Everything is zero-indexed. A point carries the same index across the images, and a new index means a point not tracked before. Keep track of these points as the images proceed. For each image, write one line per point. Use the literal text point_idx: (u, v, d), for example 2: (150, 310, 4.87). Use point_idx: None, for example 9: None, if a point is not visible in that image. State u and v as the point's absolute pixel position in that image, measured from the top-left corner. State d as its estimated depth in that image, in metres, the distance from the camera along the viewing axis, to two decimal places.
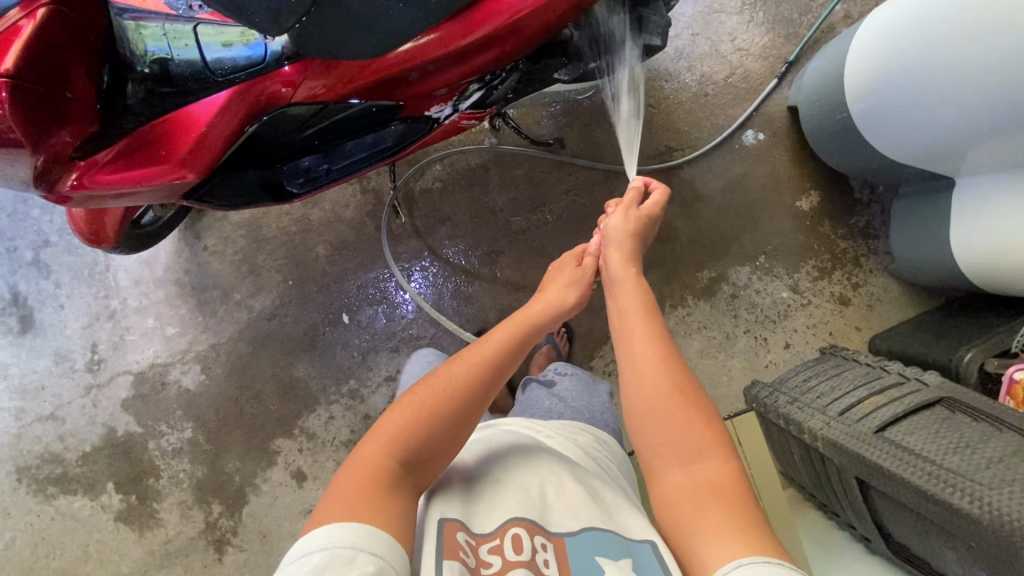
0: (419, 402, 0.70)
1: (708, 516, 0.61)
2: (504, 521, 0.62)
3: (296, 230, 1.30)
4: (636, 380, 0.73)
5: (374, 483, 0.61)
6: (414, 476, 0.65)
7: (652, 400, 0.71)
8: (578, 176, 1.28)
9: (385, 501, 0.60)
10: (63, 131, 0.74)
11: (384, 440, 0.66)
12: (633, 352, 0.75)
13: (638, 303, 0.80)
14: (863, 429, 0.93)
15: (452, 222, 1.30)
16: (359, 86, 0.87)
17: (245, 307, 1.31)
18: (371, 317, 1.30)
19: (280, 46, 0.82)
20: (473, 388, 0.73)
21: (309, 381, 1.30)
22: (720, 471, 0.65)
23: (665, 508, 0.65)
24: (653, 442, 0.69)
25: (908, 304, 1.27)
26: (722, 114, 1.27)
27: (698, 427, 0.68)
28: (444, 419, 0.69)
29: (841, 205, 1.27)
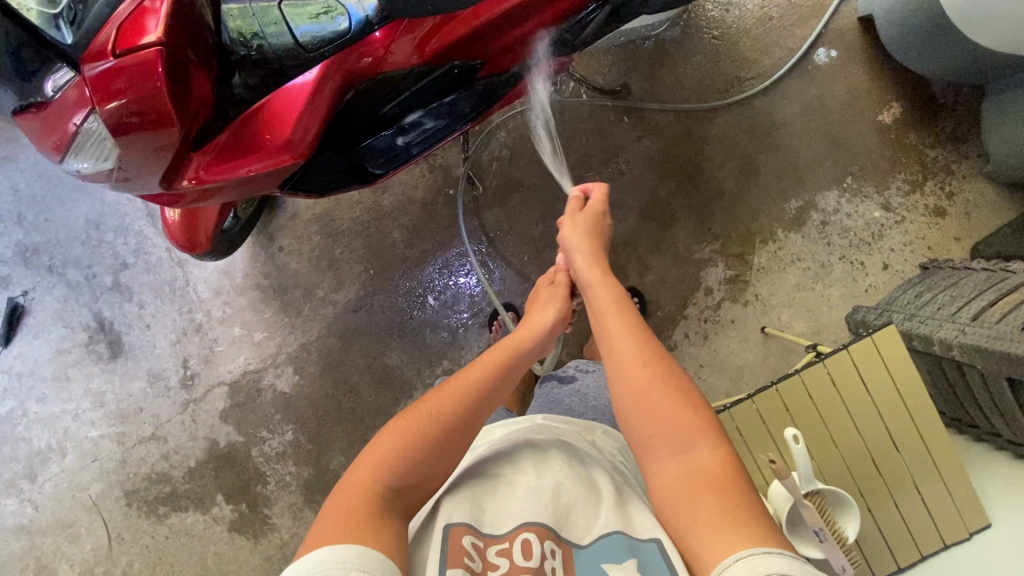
0: (405, 425, 0.68)
1: (706, 507, 0.61)
2: (515, 525, 0.62)
3: (370, 218, 1.29)
4: (619, 377, 0.74)
5: (364, 507, 0.60)
6: (404, 501, 0.64)
7: (637, 395, 0.71)
8: (649, 121, 1.24)
9: (376, 525, 0.59)
10: (195, 118, 0.72)
11: (373, 465, 0.65)
12: (614, 352, 0.76)
13: (615, 307, 0.80)
14: (1005, 328, 0.90)
15: (525, 187, 1.28)
16: (445, 44, 0.84)
17: (330, 302, 1.30)
18: (458, 295, 1.29)
19: (369, 10, 0.80)
20: (460, 410, 0.71)
21: (404, 367, 1.29)
22: (712, 460, 0.65)
23: (667, 501, 0.65)
24: (644, 436, 0.70)
25: (1007, 206, 1.22)
26: (790, 37, 1.22)
27: (687, 418, 0.69)
28: (429, 440, 0.68)
29: (926, 112, 1.22)
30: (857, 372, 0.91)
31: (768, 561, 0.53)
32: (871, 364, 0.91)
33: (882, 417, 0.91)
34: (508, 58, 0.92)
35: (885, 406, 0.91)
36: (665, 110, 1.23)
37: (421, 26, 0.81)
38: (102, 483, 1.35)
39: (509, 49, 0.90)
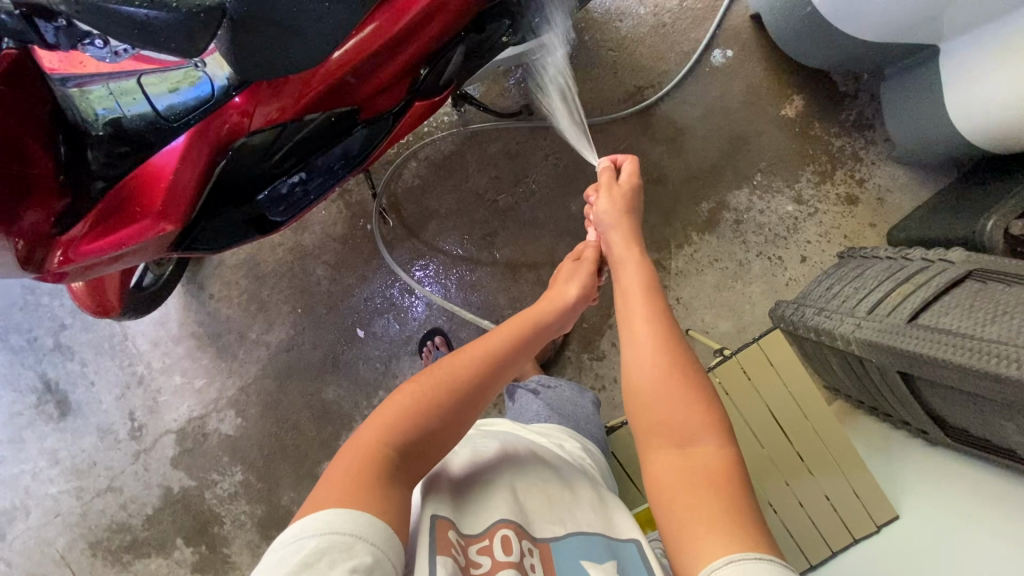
0: (421, 390, 0.70)
1: (703, 506, 0.61)
2: (493, 523, 0.64)
3: (293, 258, 1.31)
4: (639, 361, 0.73)
5: (369, 468, 0.61)
6: (411, 466, 0.64)
7: (652, 384, 0.71)
8: (554, 138, 1.25)
9: (379, 487, 0.59)
10: (29, 210, 0.75)
11: (383, 427, 0.66)
12: (638, 336, 0.74)
13: (641, 287, 0.79)
14: (896, 321, 0.90)
15: (441, 214, 1.29)
16: (312, 98, 0.86)
17: (263, 344, 1.33)
18: (385, 326, 1.31)
19: (225, 79, 0.83)
20: (475, 382, 0.73)
21: (341, 401, 1.32)
22: (717, 458, 0.65)
23: (662, 488, 0.65)
24: (653, 424, 0.70)
25: (919, 188, 1.22)
26: (684, 41, 1.22)
27: (698, 413, 0.68)
28: (445, 408, 0.69)
29: (829, 102, 1.22)
30: (744, 375, 1.05)
31: (762, 566, 0.53)
32: (755, 366, 1.04)
33: (779, 423, 1.02)
34: (381, 100, 0.93)
35: (780, 407, 1.03)
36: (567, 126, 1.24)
37: (284, 86, 0.84)
38: (67, 536, 1.38)
39: (379, 92, 0.91)
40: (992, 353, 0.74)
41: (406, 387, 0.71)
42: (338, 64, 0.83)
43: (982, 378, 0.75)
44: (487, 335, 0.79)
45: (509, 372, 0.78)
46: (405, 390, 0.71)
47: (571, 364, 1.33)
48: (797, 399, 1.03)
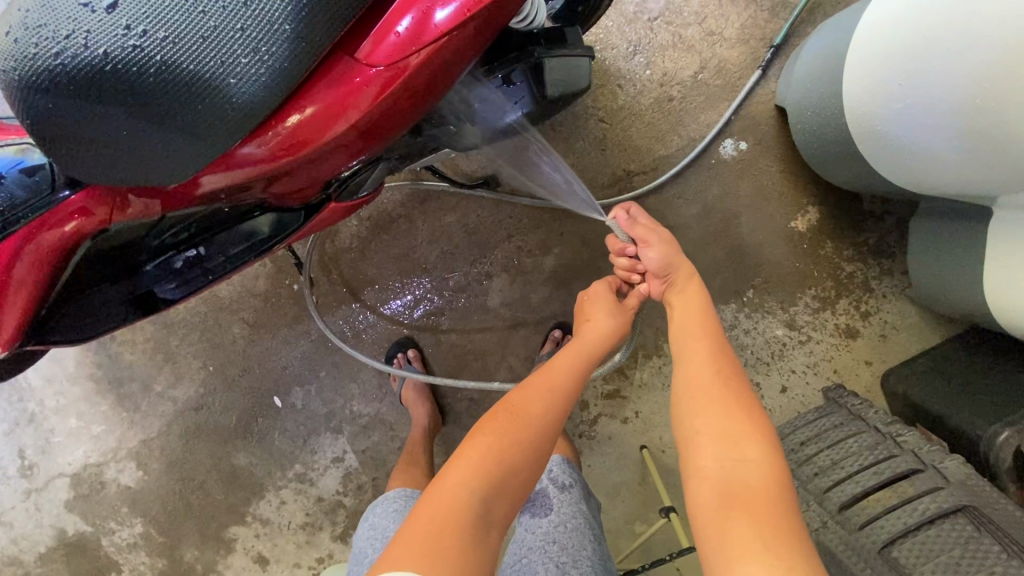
0: (504, 424, 0.66)
1: (736, 524, 0.54)
2: None
3: (206, 309, 1.14)
4: (686, 377, 0.71)
5: (455, 525, 0.56)
6: (490, 515, 0.59)
7: (700, 389, 0.69)
8: (521, 216, 1.06)
9: (461, 549, 0.55)
10: None
11: (471, 469, 0.61)
12: (688, 349, 0.74)
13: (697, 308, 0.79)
14: (866, 545, 0.77)
15: (381, 283, 1.11)
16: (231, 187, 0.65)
17: (168, 399, 1.18)
18: (306, 398, 1.16)
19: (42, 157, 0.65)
20: (549, 420, 0.69)
21: (253, 468, 1.20)
22: (762, 473, 0.58)
23: (699, 500, 0.59)
24: (693, 433, 0.65)
25: (929, 332, 1.05)
26: (692, 123, 1.01)
27: (743, 424, 0.63)
28: (525, 445, 0.65)
29: (848, 218, 1.03)
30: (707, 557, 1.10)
31: None
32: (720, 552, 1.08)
33: None
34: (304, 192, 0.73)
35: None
36: (537, 205, 1.05)
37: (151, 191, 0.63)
38: None
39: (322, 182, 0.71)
40: None
41: (482, 426, 0.67)
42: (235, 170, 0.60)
43: None
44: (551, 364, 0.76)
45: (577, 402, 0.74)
46: (482, 427, 0.66)
47: None
48: None
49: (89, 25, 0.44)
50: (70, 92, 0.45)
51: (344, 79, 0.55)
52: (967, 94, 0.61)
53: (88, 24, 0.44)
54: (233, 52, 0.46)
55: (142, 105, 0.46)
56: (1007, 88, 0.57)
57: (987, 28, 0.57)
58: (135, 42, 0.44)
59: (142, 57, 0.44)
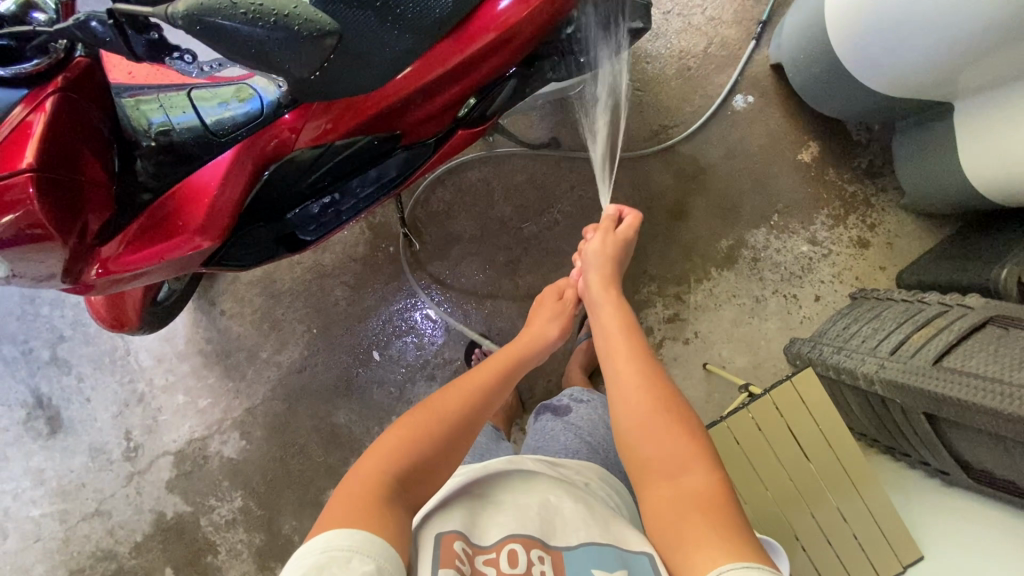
0: (415, 420, 0.72)
1: (693, 526, 0.60)
2: (502, 537, 0.62)
3: (311, 277, 1.29)
4: (622, 400, 0.75)
5: (369, 492, 0.62)
6: (407, 496, 0.65)
7: (637, 415, 0.72)
8: (580, 170, 1.28)
9: (379, 513, 0.59)
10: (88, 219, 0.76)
11: (382, 458, 0.67)
12: (616, 367, 0.78)
13: (622, 324, 0.83)
14: (920, 363, 0.93)
15: (465, 239, 1.30)
16: (360, 123, 0.85)
17: (273, 364, 1.29)
18: (402, 350, 1.28)
19: (275, 95, 0.83)
20: (465, 418, 0.75)
21: (351, 425, 1.28)
22: (707, 483, 0.65)
23: (657, 517, 0.65)
24: (640, 453, 0.70)
25: (927, 234, 1.27)
26: (708, 85, 1.28)
27: (684, 441, 0.69)
28: (439, 438, 0.71)
29: (842, 149, 1.28)
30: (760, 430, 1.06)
31: None
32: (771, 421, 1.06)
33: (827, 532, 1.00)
34: (426, 126, 0.93)
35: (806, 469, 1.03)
36: (593, 159, 1.28)
37: (330, 109, 0.83)
38: (46, 563, 1.28)
39: (426, 119, 0.91)
40: (1004, 394, 0.78)
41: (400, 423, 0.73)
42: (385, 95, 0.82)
43: (1011, 421, 0.77)
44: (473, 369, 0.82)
45: (495, 407, 0.80)
46: (401, 424, 0.72)
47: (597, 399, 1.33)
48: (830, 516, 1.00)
49: None
50: None
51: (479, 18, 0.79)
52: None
53: None
54: None
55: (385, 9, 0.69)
56: None
57: None
58: None
59: None
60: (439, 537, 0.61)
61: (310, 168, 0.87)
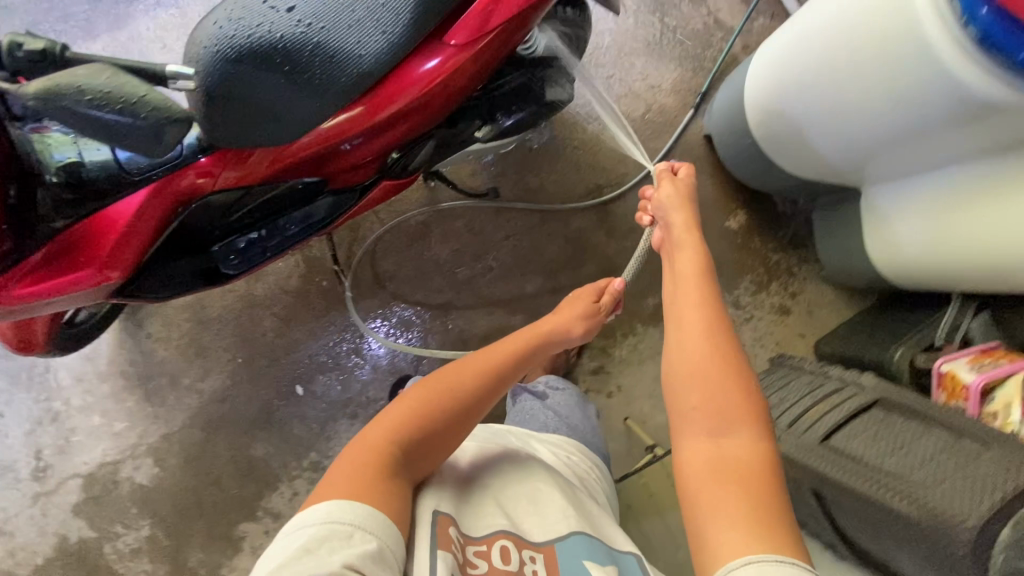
0: (426, 394, 0.75)
1: (727, 495, 0.60)
2: (492, 532, 0.68)
3: (241, 306, 1.29)
4: (682, 348, 0.72)
5: (374, 464, 0.65)
6: (412, 465, 0.69)
7: (695, 366, 0.70)
8: (516, 220, 1.32)
9: (383, 485, 0.64)
10: None
11: (387, 428, 0.70)
12: (681, 314, 0.76)
13: (698, 274, 0.80)
14: (810, 441, 0.95)
15: (399, 278, 1.31)
16: (283, 166, 0.88)
17: (195, 391, 1.28)
18: (326, 386, 1.29)
19: (195, 138, 0.86)
20: (474, 394, 0.77)
21: (269, 459, 1.28)
22: (749, 450, 0.63)
23: (686, 474, 0.64)
24: (688, 407, 0.68)
25: (843, 305, 1.32)
26: (644, 150, 1.33)
27: (737, 399, 0.66)
28: (446, 413, 0.74)
29: (768, 220, 1.34)
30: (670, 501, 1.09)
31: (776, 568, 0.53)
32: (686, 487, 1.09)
33: None
34: (350, 176, 0.97)
35: None
36: (530, 211, 1.31)
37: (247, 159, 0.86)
38: None
39: (347, 169, 0.95)
40: (883, 485, 0.81)
41: (408, 393, 0.76)
42: (319, 139, 0.85)
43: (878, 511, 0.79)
44: (486, 350, 0.85)
45: (506, 386, 0.83)
46: (410, 395, 0.76)
47: None
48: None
49: (271, 19, 0.69)
50: (249, 61, 0.69)
51: (404, 76, 0.82)
52: (817, 94, 0.91)
53: (272, 17, 0.69)
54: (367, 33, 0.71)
55: (295, 72, 0.71)
56: (837, 88, 0.87)
57: (815, 54, 0.88)
58: (303, 29, 0.69)
59: (307, 39, 0.70)
60: (435, 516, 0.66)
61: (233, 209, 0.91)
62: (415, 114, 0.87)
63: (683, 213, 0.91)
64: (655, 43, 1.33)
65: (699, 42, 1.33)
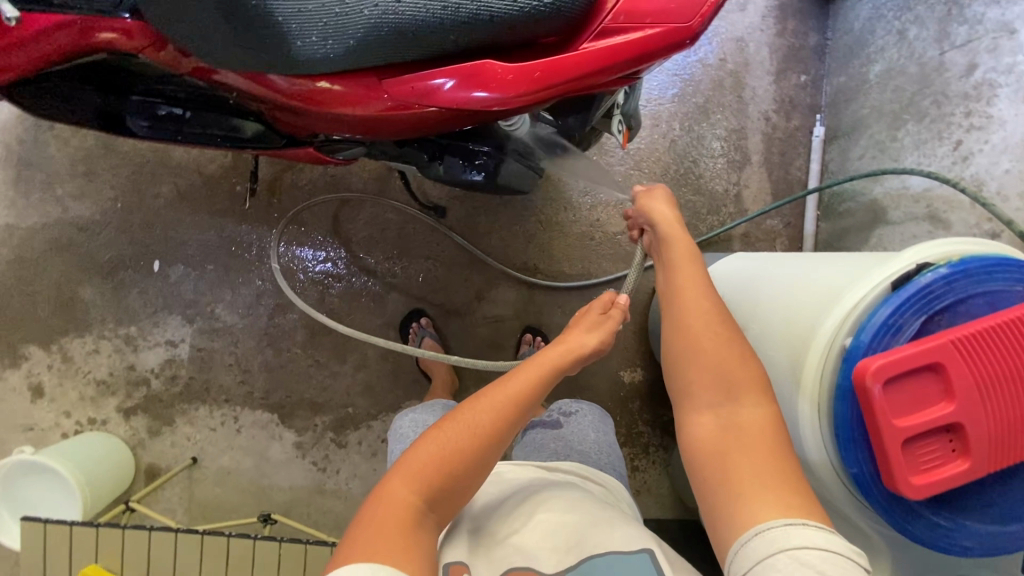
0: (444, 437, 0.62)
1: (738, 466, 0.56)
2: (502, 568, 0.59)
3: (152, 158, 1.24)
4: (680, 318, 0.66)
5: (397, 523, 0.57)
6: (438, 513, 0.60)
7: (693, 334, 0.64)
8: (443, 248, 1.27)
9: (409, 546, 0.55)
10: None
11: (406, 476, 0.60)
12: (680, 298, 0.68)
13: (693, 263, 0.71)
14: None
15: (307, 227, 1.26)
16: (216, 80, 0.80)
17: (61, 205, 1.23)
18: (181, 278, 1.25)
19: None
20: (500, 428, 0.64)
21: (90, 306, 1.24)
22: (759, 417, 0.59)
23: (696, 453, 0.60)
24: (684, 381, 0.63)
25: (669, 508, 1.29)
26: (597, 263, 1.28)
27: (737, 366, 0.61)
28: (467, 454, 0.62)
29: (659, 394, 1.31)
30: (224, 565, 0.91)
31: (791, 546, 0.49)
32: (265, 564, 0.92)
33: None
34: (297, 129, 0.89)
35: None
36: (462, 248, 1.26)
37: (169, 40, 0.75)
38: None
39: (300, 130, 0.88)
40: None
41: (427, 433, 0.64)
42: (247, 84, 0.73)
43: None
44: (506, 376, 0.67)
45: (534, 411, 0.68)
46: (426, 436, 0.64)
47: (316, 444, 1.28)
48: None
49: None
50: None
51: (367, 85, 0.67)
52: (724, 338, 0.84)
53: None
54: (310, 28, 0.59)
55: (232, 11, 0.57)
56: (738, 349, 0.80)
57: (746, 306, 0.80)
58: None
59: None
60: (446, 568, 0.60)
61: (163, 77, 0.84)
62: (354, 126, 0.76)
63: (674, 211, 0.78)
64: (669, 179, 1.27)
65: (708, 203, 1.28)
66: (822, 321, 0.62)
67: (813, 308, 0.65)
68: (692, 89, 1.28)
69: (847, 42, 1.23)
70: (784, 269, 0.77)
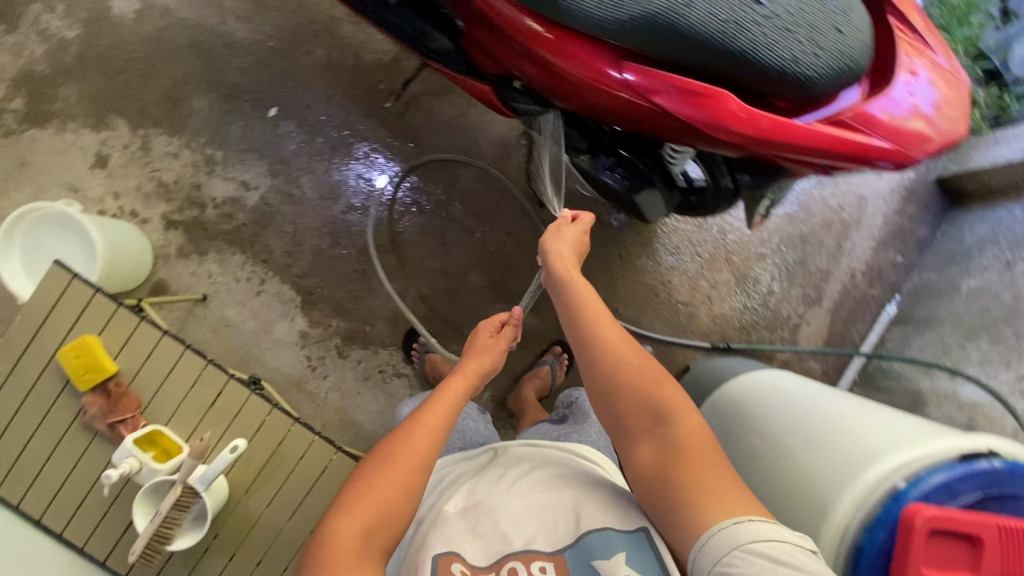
0: (376, 470, 0.61)
1: (687, 478, 0.57)
2: (499, 555, 0.60)
3: (322, 22, 1.29)
4: (584, 358, 0.68)
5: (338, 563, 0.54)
6: (385, 538, 0.58)
7: (613, 370, 0.66)
8: (527, 233, 1.31)
9: None
10: None
11: (342, 516, 0.58)
12: (584, 338, 0.68)
13: (590, 296, 0.71)
14: None
15: (419, 152, 1.29)
16: None
17: (222, 17, 1.28)
18: (286, 134, 1.27)
19: None
20: (430, 450, 0.64)
21: (194, 114, 1.26)
22: (692, 427, 0.61)
23: (654, 476, 0.60)
24: (620, 415, 0.65)
25: None
26: (649, 319, 1.31)
27: (659, 393, 0.63)
28: (409, 478, 0.61)
29: None
30: (212, 401, 0.90)
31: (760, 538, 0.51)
32: (249, 419, 0.90)
33: None
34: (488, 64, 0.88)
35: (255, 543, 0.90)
36: (543, 241, 1.30)
37: None
38: None
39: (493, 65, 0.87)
40: None
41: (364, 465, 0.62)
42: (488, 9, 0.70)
43: None
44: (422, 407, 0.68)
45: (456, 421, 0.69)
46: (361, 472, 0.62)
47: (319, 345, 1.26)
48: (233, 542, 0.89)
49: None
50: None
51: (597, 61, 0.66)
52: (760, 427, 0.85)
53: None
54: None
55: None
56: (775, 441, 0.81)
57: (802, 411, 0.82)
58: None
59: None
60: (433, 562, 0.59)
61: None
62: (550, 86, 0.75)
63: (577, 239, 0.78)
64: (746, 281, 1.33)
65: (769, 319, 1.33)
66: (899, 450, 0.65)
67: (887, 439, 0.69)
68: (804, 217, 1.35)
69: (951, 249, 1.31)
70: (822, 399, 0.82)
